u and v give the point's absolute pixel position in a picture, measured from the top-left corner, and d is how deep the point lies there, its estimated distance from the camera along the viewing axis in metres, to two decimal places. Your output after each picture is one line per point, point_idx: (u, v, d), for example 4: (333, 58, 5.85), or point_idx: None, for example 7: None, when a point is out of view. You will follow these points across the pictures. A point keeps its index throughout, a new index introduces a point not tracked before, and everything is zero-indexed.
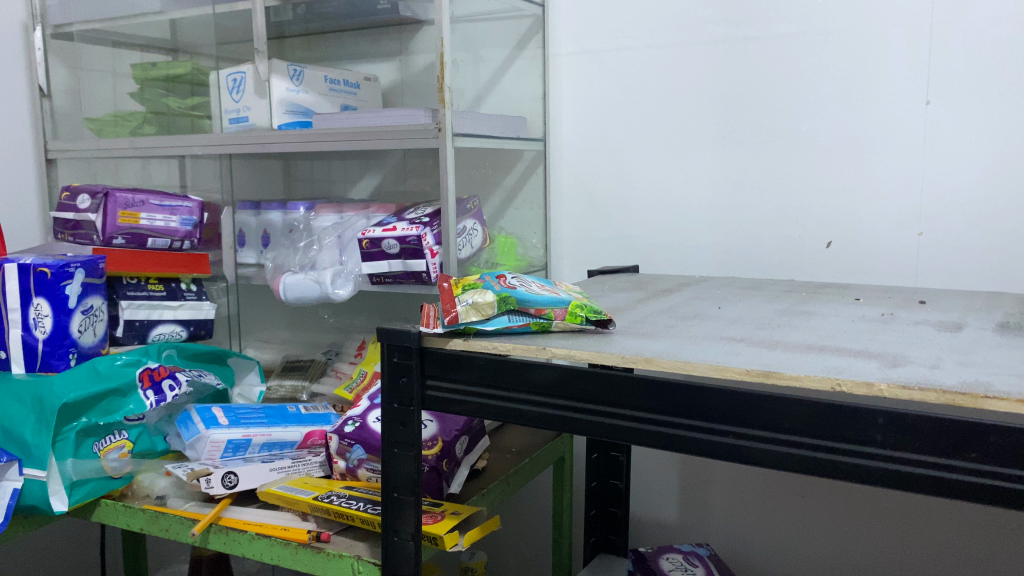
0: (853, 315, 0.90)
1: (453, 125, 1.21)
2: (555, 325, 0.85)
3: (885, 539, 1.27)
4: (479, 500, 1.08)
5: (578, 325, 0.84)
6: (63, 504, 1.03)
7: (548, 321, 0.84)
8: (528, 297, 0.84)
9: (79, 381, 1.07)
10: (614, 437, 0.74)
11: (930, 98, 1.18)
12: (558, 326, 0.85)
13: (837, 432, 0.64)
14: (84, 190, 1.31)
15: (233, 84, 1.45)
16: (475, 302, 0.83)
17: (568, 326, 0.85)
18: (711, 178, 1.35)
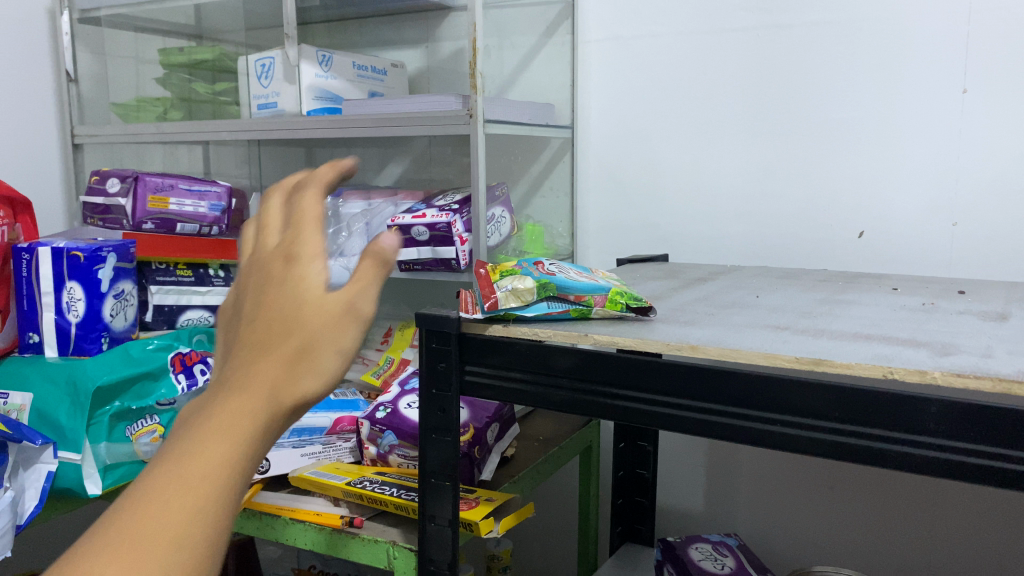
0: (893, 305, 0.89)
1: (485, 112, 1.20)
2: (597, 312, 0.84)
3: (914, 531, 1.26)
4: (510, 488, 1.07)
5: (619, 312, 0.83)
6: (97, 487, 1.03)
7: (588, 308, 0.84)
8: (568, 284, 0.84)
9: (112, 365, 1.07)
10: (656, 425, 0.73)
11: (966, 87, 1.17)
12: (600, 313, 0.84)
13: (888, 420, 0.63)
14: (114, 174, 1.32)
15: (261, 70, 1.45)
16: (514, 288, 0.82)
17: (608, 313, 0.84)
18: (742, 167, 1.34)
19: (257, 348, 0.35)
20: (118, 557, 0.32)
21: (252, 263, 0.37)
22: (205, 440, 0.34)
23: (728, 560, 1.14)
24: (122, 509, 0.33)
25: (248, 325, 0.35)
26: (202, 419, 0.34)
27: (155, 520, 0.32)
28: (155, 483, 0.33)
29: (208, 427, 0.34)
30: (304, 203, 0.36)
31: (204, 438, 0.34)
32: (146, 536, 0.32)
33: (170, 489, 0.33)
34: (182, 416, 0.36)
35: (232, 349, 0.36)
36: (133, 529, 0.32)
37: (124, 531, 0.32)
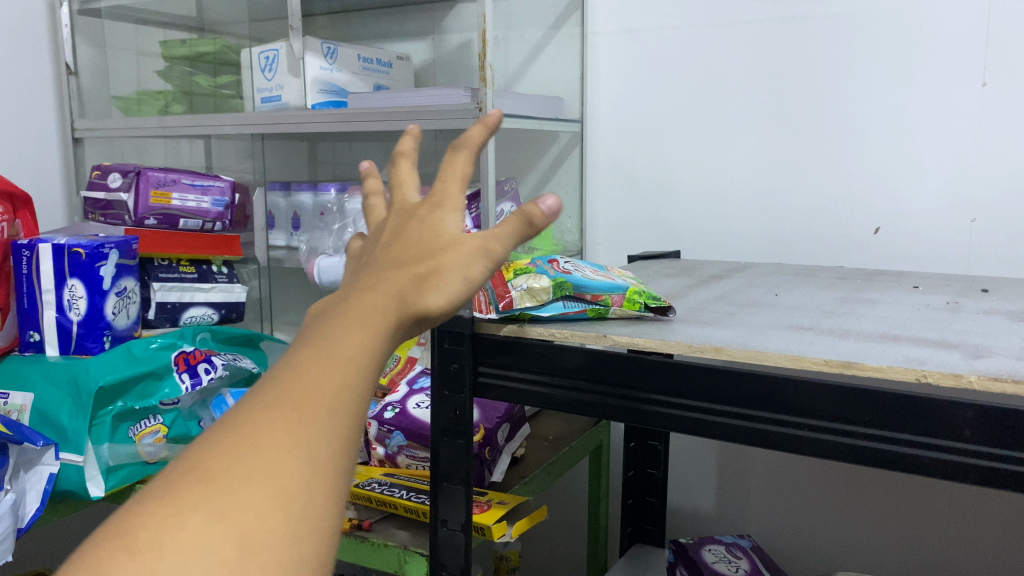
0: (916, 304, 0.87)
1: (494, 105, 1.17)
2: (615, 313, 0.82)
3: (930, 532, 1.24)
4: (522, 489, 1.05)
5: (638, 312, 0.81)
6: (99, 490, 1.01)
7: (605, 308, 0.82)
8: (586, 284, 0.82)
9: (114, 364, 1.05)
10: (678, 430, 0.71)
11: (987, 80, 1.14)
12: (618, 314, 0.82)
13: (921, 426, 0.61)
14: (115, 168, 1.28)
15: (265, 63, 1.42)
16: (530, 288, 0.80)
17: (626, 313, 0.82)
18: (756, 161, 1.32)
19: (397, 264, 0.47)
20: (289, 400, 0.41)
21: (402, 212, 0.50)
22: (352, 329, 0.44)
23: (742, 562, 1.12)
24: (282, 378, 0.42)
25: (390, 250, 0.48)
26: (351, 311, 0.45)
27: (316, 383, 0.42)
28: (312, 359, 0.43)
29: (356, 320, 0.45)
30: (451, 166, 0.48)
31: (352, 325, 0.45)
32: (311, 394, 0.41)
33: (326, 360, 0.43)
34: (318, 321, 0.46)
35: (371, 267, 0.48)
36: (296, 390, 0.41)
37: (291, 390, 0.41)
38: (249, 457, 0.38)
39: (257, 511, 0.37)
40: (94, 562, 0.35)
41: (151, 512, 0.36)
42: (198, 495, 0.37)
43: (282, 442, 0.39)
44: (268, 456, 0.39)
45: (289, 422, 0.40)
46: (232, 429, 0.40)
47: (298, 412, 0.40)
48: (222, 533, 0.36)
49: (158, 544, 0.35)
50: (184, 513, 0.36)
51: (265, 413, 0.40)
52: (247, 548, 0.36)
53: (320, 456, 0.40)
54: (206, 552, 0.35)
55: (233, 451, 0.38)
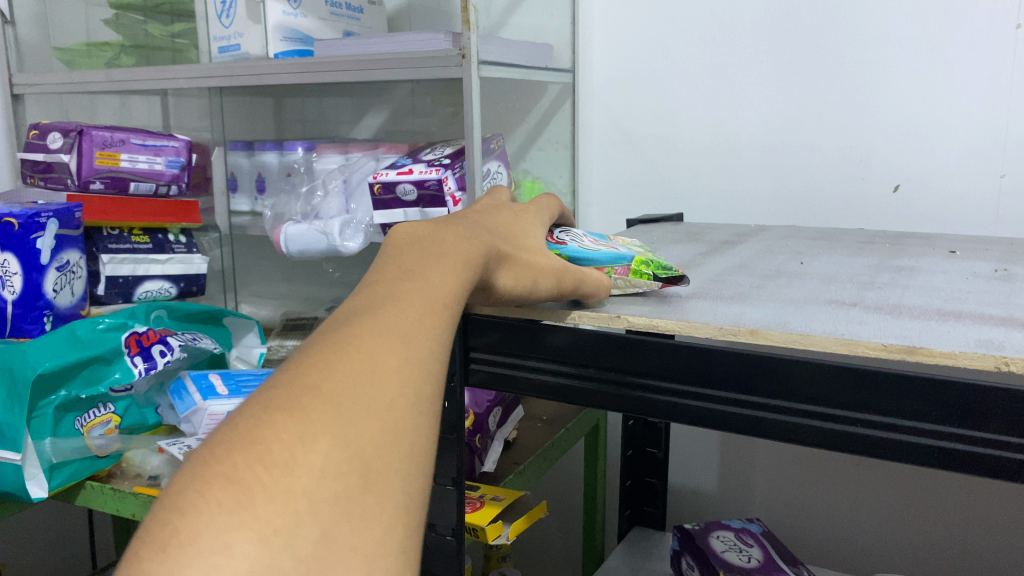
0: (961, 272, 0.77)
1: (478, 51, 1.05)
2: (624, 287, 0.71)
3: (949, 512, 1.16)
4: (516, 479, 0.95)
5: (649, 284, 0.70)
6: (42, 490, 0.89)
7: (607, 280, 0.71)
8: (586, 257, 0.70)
9: (55, 348, 0.93)
10: (701, 425, 0.61)
11: (1021, 21, 1.04)
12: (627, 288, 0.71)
13: (1006, 422, 0.51)
14: (55, 128, 1.15)
15: (221, 8, 1.29)
16: None
17: (633, 285, 0.71)
18: (765, 113, 1.21)
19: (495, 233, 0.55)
20: (405, 326, 0.34)
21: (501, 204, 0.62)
22: (446, 275, 0.41)
23: (754, 550, 1.03)
24: (385, 303, 0.36)
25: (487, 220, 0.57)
26: (442, 252, 0.43)
27: (428, 318, 0.36)
28: (414, 291, 0.37)
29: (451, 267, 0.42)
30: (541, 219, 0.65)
31: (448, 268, 0.42)
32: (425, 325, 0.36)
33: (429, 295, 0.38)
34: (397, 258, 0.41)
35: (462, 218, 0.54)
36: (410, 316, 0.35)
37: (401, 315, 0.35)
38: (375, 375, 0.31)
39: (388, 436, 0.29)
40: (208, 477, 0.25)
41: (273, 419, 0.27)
42: (329, 408, 0.28)
43: (410, 366, 0.33)
44: (396, 377, 0.32)
45: (411, 347, 0.34)
46: (349, 340, 0.32)
47: (417, 338, 0.34)
48: (355, 457, 0.28)
49: (291, 460, 0.26)
50: (316, 426, 0.28)
51: (384, 330, 0.33)
52: (375, 481, 0.28)
53: (437, 394, 0.33)
54: (341, 478, 0.27)
55: (356, 365, 0.31)
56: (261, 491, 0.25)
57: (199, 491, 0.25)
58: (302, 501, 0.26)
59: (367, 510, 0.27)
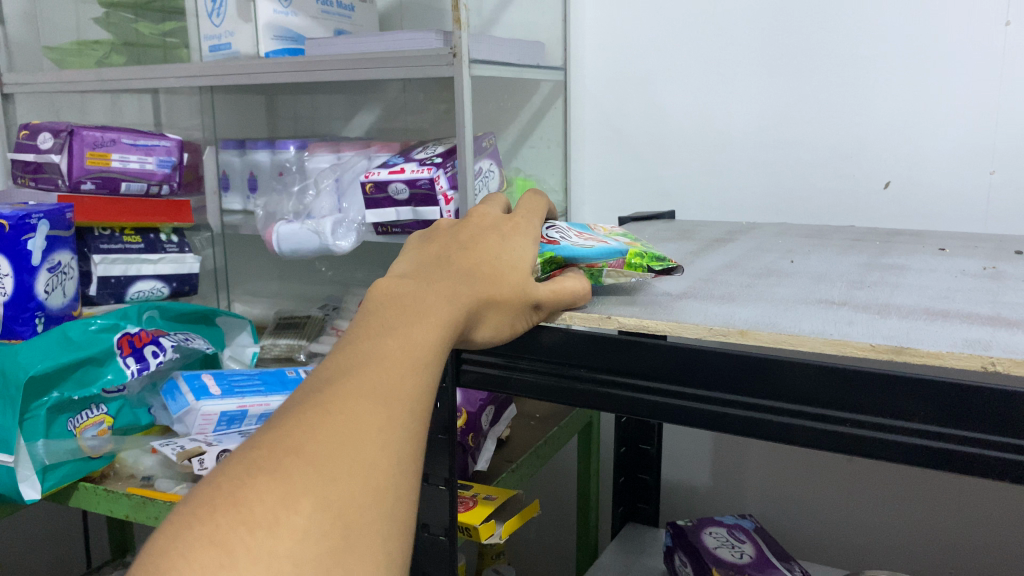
0: (951, 269, 0.77)
1: (470, 50, 1.05)
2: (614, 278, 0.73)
3: (939, 507, 1.17)
4: (509, 478, 0.95)
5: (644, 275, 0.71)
6: (35, 492, 0.90)
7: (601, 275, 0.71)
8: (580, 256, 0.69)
9: (48, 350, 0.93)
10: (693, 425, 0.61)
11: (1010, 18, 1.04)
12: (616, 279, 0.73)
13: (992, 422, 0.51)
14: (45, 128, 1.15)
15: (212, 7, 1.29)
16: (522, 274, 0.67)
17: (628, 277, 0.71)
18: (756, 110, 1.21)
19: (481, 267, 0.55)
20: (384, 393, 0.40)
21: (490, 224, 0.62)
22: (424, 333, 0.46)
23: (746, 546, 1.04)
24: (364, 370, 0.41)
25: (473, 252, 0.57)
26: (424, 309, 0.48)
27: (403, 382, 0.42)
28: (391, 357, 0.43)
29: (429, 325, 0.47)
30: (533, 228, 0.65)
31: (429, 326, 0.47)
32: (400, 391, 0.41)
33: (407, 360, 0.43)
34: (376, 318, 0.47)
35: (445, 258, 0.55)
36: (386, 383, 0.41)
37: (379, 381, 0.41)
38: (351, 441, 0.36)
39: (366, 497, 0.35)
40: (199, 534, 0.31)
41: (258, 484, 0.33)
42: (307, 473, 0.34)
43: (387, 430, 0.38)
44: (375, 441, 0.37)
45: (390, 413, 0.39)
46: (330, 406, 0.38)
47: (392, 404, 0.40)
48: (331, 517, 0.33)
49: (275, 521, 0.32)
50: (295, 490, 0.33)
51: (361, 398, 0.39)
52: (353, 537, 0.34)
53: (412, 457, 0.39)
54: (321, 536, 0.33)
55: (333, 434, 0.36)
56: (243, 551, 0.31)
57: (191, 548, 0.30)
58: (284, 558, 0.31)
59: (345, 564, 0.33)
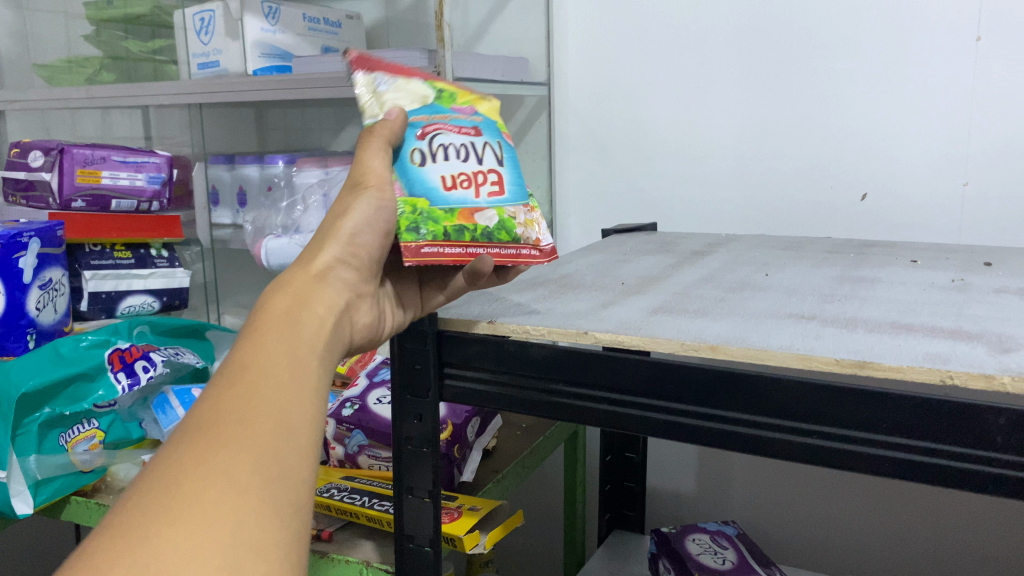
0: (920, 282, 0.80)
1: (454, 68, 1.07)
2: (382, 108, 0.66)
3: (919, 511, 1.19)
4: (494, 488, 0.97)
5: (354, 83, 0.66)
6: (27, 506, 0.91)
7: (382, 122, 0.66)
8: (411, 179, 0.65)
9: (39, 366, 0.95)
10: (668, 437, 0.63)
11: (981, 34, 1.07)
12: (384, 105, 0.66)
13: (948, 433, 0.53)
14: (36, 146, 1.17)
15: (200, 25, 1.31)
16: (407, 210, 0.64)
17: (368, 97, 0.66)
18: (736, 124, 1.24)
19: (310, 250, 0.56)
20: (245, 391, 0.42)
21: None
22: (258, 336, 0.45)
23: (729, 553, 1.06)
24: (220, 379, 0.43)
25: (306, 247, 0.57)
26: (285, 299, 0.49)
27: (228, 399, 0.41)
28: (255, 347, 0.44)
29: (263, 325, 0.46)
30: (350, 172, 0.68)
31: (262, 327, 0.46)
32: (223, 410, 0.40)
33: (266, 346, 0.45)
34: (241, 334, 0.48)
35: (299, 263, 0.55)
36: (207, 413, 0.40)
37: (241, 376, 0.42)
38: (208, 454, 0.38)
39: (238, 500, 0.37)
40: None
41: (117, 540, 0.34)
42: (115, 548, 0.34)
43: (248, 427, 0.40)
44: (237, 443, 0.39)
45: (249, 408, 0.41)
46: (186, 432, 0.39)
47: (215, 428, 0.39)
48: (203, 534, 0.35)
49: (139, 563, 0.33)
50: (155, 530, 0.35)
51: (215, 410, 0.40)
52: (238, 545, 0.36)
53: (286, 435, 0.41)
54: (198, 553, 0.34)
55: (194, 447, 0.38)
56: None
57: None
58: None
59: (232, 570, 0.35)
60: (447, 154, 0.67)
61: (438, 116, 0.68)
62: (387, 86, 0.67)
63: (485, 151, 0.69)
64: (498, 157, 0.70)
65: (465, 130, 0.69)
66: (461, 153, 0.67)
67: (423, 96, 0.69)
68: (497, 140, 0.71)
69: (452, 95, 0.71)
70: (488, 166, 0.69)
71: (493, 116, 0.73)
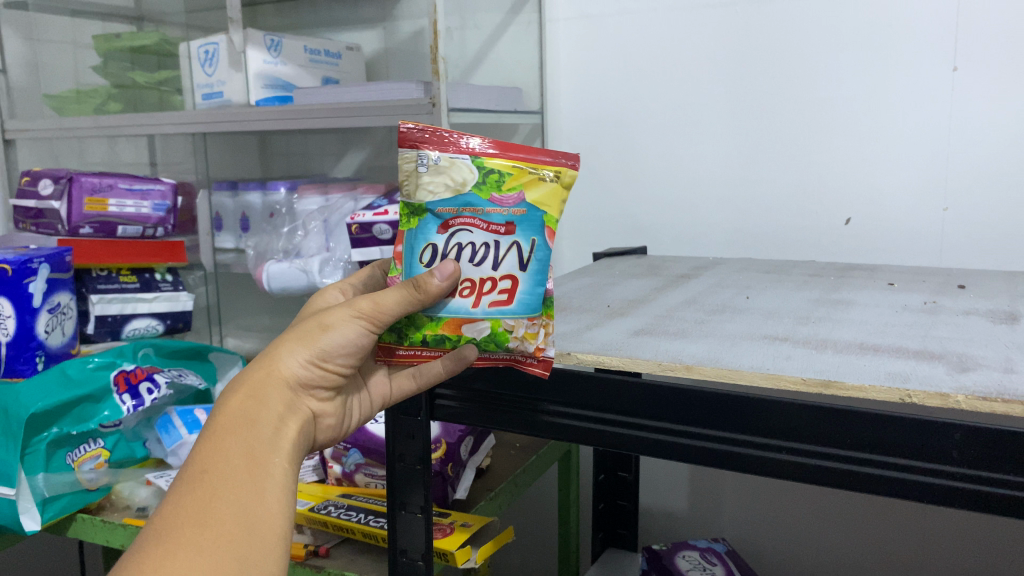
0: (893, 304, 0.83)
1: (448, 99, 1.11)
2: (415, 192, 0.58)
3: (904, 528, 1.22)
4: (487, 506, 1.00)
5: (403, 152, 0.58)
6: (35, 523, 0.94)
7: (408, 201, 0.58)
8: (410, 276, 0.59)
9: (48, 389, 0.98)
10: (648, 453, 0.66)
11: (957, 64, 1.11)
12: (419, 188, 0.58)
13: (907, 448, 0.56)
14: (46, 175, 1.21)
15: (205, 56, 1.36)
16: None
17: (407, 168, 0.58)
18: (724, 151, 1.27)
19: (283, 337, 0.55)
20: (201, 491, 0.45)
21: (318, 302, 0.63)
22: (217, 437, 0.47)
23: (718, 569, 1.08)
24: (181, 478, 0.46)
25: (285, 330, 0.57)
26: (247, 397, 0.50)
27: (188, 500, 0.44)
28: (212, 445, 0.47)
29: (224, 425, 0.48)
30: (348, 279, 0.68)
31: (221, 427, 0.48)
32: (184, 513, 0.43)
33: (224, 445, 0.47)
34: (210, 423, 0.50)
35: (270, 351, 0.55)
36: (170, 514, 0.44)
37: (199, 476, 0.45)
38: (167, 556, 0.41)
39: None
40: None
41: None
42: None
43: (205, 527, 0.43)
44: (194, 543, 0.42)
45: (207, 508, 0.44)
46: (150, 534, 0.43)
47: (174, 533, 0.43)
48: None
49: None
50: None
51: (175, 511, 0.44)
52: None
53: (241, 528, 0.44)
54: None
55: (157, 549, 0.42)
56: None
57: None
58: None
59: None
60: (458, 256, 0.59)
61: (468, 209, 0.58)
62: (430, 166, 0.58)
63: (509, 253, 0.59)
64: (523, 259, 0.59)
65: (493, 227, 0.59)
66: (474, 257, 0.59)
67: (464, 181, 0.58)
68: (529, 240, 0.59)
69: (504, 176, 0.59)
70: (503, 272, 0.59)
71: (547, 205, 0.59)
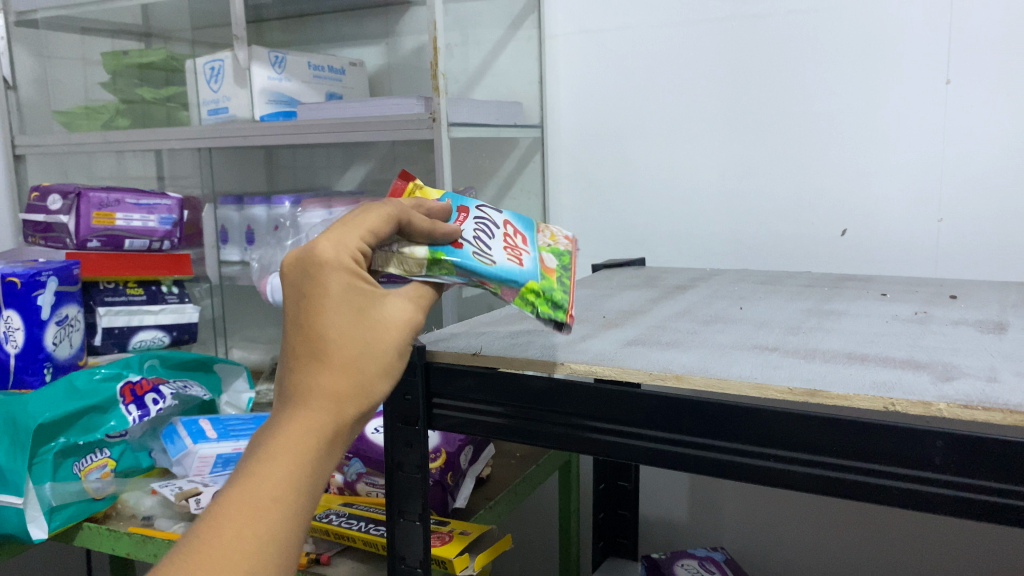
0: (884, 314, 0.84)
1: (448, 114, 1.13)
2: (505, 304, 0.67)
3: (902, 536, 1.23)
4: (487, 514, 1.01)
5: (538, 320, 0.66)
6: (42, 531, 0.95)
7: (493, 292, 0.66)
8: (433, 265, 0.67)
9: (55, 399, 1.00)
10: (640, 461, 0.67)
11: (950, 77, 1.12)
12: None
13: (892, 456, 0.58)
14: (55, 190, 1.24)
15: (210, 73, 1.38)
16: (399, 254, 0.64)
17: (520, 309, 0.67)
18: (721, 163, 1.29)
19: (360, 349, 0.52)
20: (267, 518, 0.45)
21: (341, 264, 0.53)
22: (293, 463, 0.47)
23: None
24: (247, 489, 0.46)
25: (354, 332, 0.52)
26: (332, 429, 0.49)
27: (253, 523, 0.45)
28: (286, 467, 0.47)
29: (302, 450, 0.48)
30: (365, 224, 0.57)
31: (297, 455, 0.48)
32: (247, 535, 0.44)
33: (297, 472, 0.47)
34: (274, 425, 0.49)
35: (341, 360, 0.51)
36: (229, 528, 0.44)
37: (266, 500, 0.46)
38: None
39: None
40: None
41: None
42: None
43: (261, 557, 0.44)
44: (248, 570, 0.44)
45: (268, 536, 0.45)
46: (209, 544, 0.43)
47: (233, 554, 0.43)
48: None
49: None
50: None
51: (237, 529, 0.44)
52: None
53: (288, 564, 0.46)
54: None
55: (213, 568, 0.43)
56: None
57: None
58: None
59: None
60: None
61: None
62: None
63: None
64: None
65: None
66: None
67: None
68: None
69: None
70: None
71: None
